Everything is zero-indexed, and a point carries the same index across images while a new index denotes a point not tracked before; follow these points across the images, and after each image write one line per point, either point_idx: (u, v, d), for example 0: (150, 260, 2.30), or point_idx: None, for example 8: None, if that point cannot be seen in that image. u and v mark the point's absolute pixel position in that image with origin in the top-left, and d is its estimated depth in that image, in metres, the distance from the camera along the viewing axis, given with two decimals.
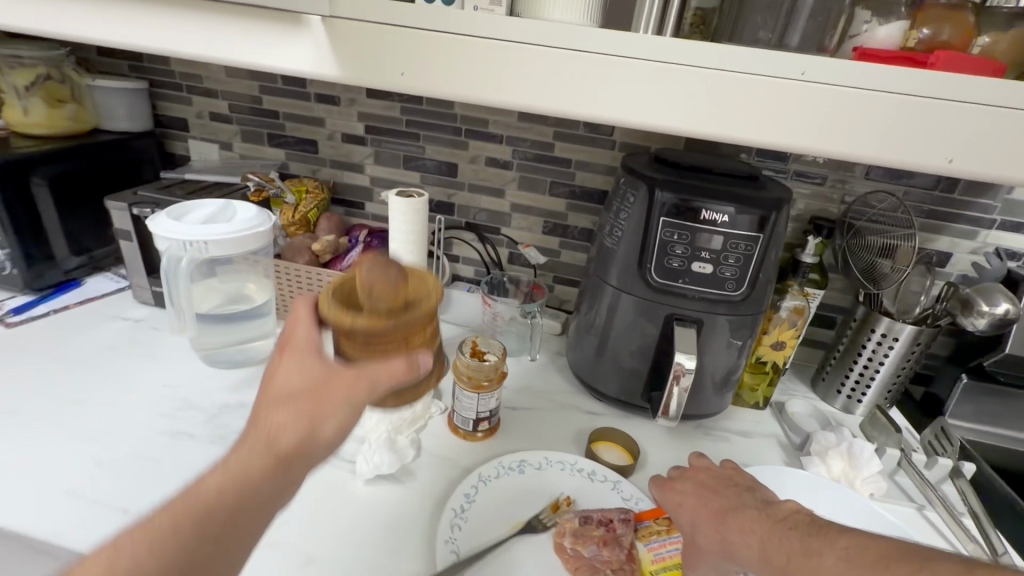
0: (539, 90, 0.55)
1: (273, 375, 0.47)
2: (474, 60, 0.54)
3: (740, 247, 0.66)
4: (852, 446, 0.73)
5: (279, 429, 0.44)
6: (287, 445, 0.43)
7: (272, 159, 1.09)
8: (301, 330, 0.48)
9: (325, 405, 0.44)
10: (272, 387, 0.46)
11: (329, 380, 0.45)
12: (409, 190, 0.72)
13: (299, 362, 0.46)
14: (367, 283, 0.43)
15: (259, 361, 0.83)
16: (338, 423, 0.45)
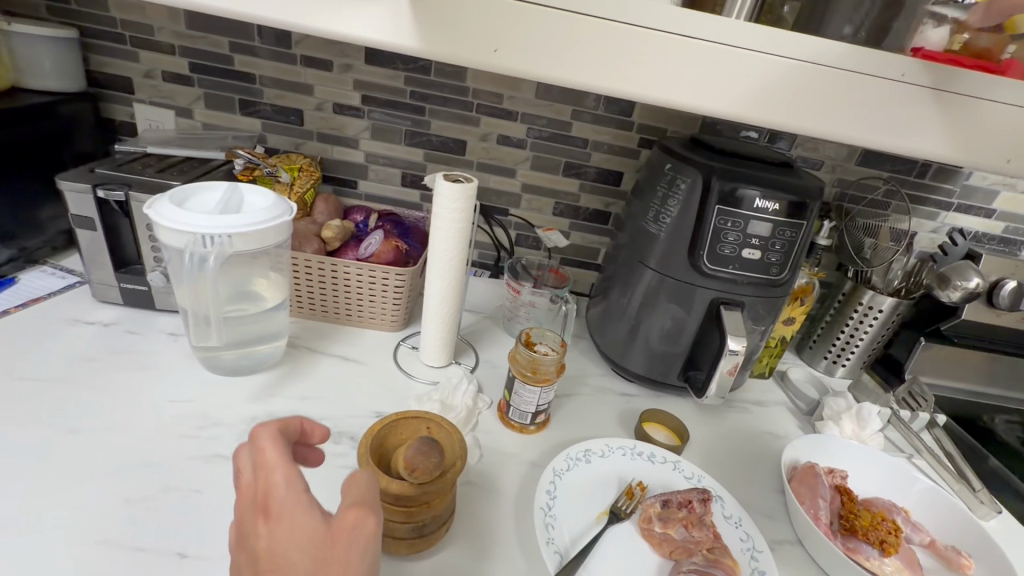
0: (666, 85, 0.51)
1: (252, 556, 0.37)
2: (674, 65, 0.50)
3: (786, 234, 0.70)
4: (861, 408, 0.80)
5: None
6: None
7: (246, 130, 0.95)
8: (277, 483, 0.40)
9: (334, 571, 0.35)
10: (259, 564, 0.37)
11: (324, 542, 0.36)
12: (455, 174, 0.67)
13: (290, 527, 0.37)
14: (411, 461, 0.47)
15: (273, 364, 0.74)
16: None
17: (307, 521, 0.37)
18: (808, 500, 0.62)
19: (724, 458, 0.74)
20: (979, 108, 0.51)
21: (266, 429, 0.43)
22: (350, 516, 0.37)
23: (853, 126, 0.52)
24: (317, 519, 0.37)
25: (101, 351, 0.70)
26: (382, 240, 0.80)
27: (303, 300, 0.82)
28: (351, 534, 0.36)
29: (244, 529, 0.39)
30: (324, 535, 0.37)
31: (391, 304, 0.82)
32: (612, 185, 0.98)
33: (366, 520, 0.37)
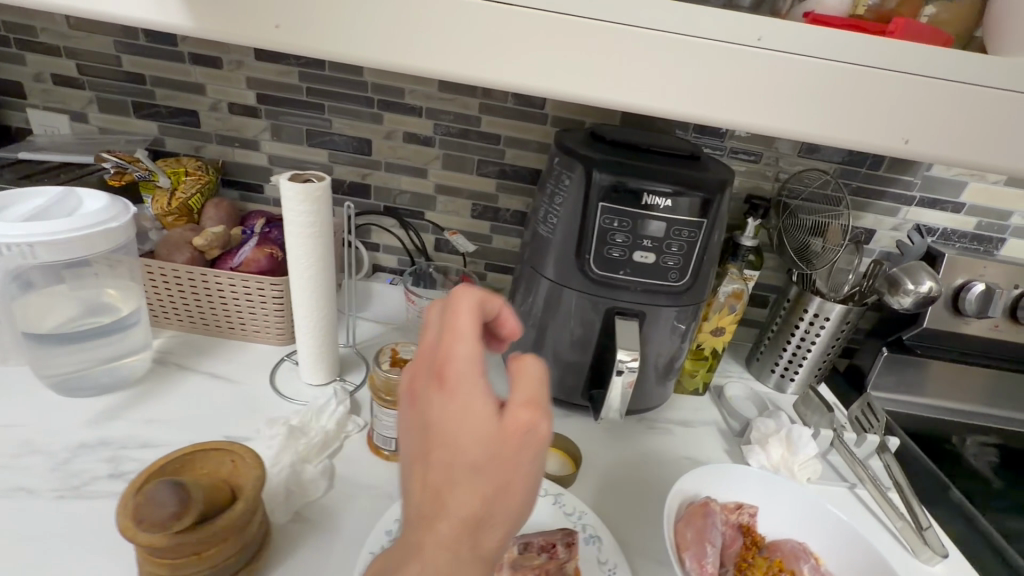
0: (491, 62, 0.43)
1: (421, 424, 0.33)
2: (478, 34, 0.42)
3: (683, 234, 0.62)
4: (791, 431, 0.70)
5: (455, 516, 0.32)
6: (465, 530, 0.32)
7: (142, 134, 0.90)
8: (455, 352, 0.33)
9: (512, 473, 0.32)
10: (425, 437, 0.33)
11: (503, 441, 0.32)
12: (306, 174, 0.61)
13: (462, 410, 0.32)
14: (159, 498, 0.40)
15: (133, 383, 0.69)
16: (524, 501, 0.33)
17: (479, 406, 0.32)
18: (694, 547, 0.52)
19: (622, 489, 0.65)
20: (896, 82, 0.42)
21: (468, 300, 0.36)
22: (527, 420, 0.32)
23: (787, 119, 0.44)
24: (488, 409, 0.32)
25: None
26: (254, 248, 0.74)
27: (181, 312, 0.76)
28: (523, 441, 0.32)
29: (412, 389, 0.35)
30: (495, 433, 0.32)
31: (272, 315, 0.76)
32: (530, 183, 0.90)
33: (539, 423, 0.32)
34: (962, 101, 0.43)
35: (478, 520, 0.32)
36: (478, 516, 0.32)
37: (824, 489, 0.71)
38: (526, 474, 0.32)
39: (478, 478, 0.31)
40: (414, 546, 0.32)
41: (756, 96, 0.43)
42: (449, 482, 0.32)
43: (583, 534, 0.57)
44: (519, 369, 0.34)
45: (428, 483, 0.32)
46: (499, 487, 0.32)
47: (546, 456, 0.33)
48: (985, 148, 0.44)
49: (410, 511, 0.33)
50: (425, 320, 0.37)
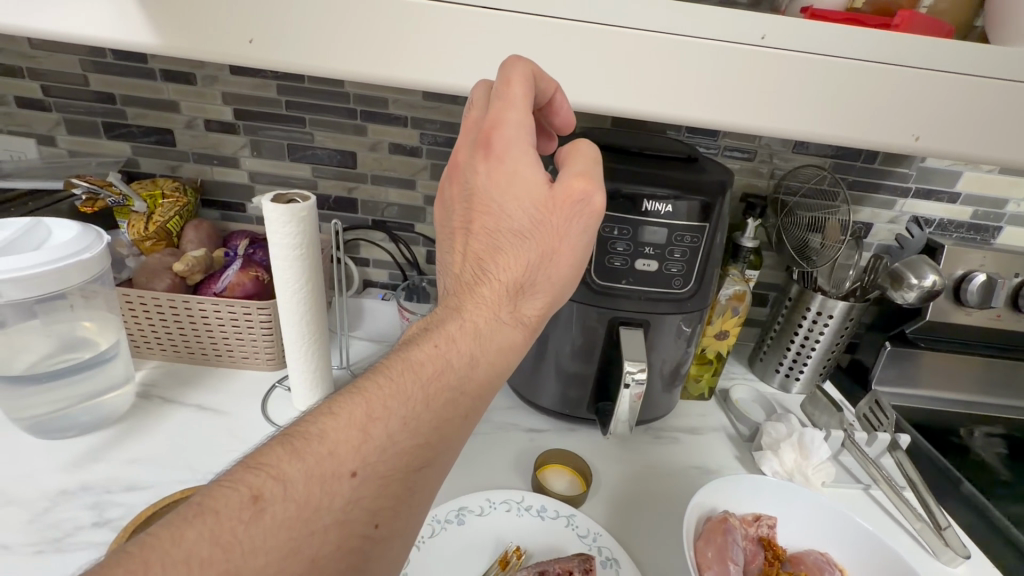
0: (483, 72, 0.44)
1: (469, 190, 0.40)
2: (464, 40, 0.42)
3: (685, 240, 0.60)
4: (803, 435, 0.69)
5: (506, 273, 0.39)
6: (514, 287, 0.39)
7: (113, 155, 0.86)
8: (507, 121, 0.38)
9: (560, 235, 0.39)
10: (474, 201, 0.40)
11: (552, 203, 0.38)
12: (290, 195, 0.58)
13: (520, 173, 0.38)
14: None
15: (117, 420, 0.65)
16: (568, 264, 0.40)
17: (530, 171, 0.39)
18: (715, 566, 0.50)
19: (634, 505, 0.63)
20: (899, 77, 0.41)
21: (519, 67, 0.39)
22: (581, 188, 0.38)
23: (797, 119, 0.43)
24: (540, 176, 0.39)
25: None
26: (239, 270, 0.70)
27: (165, 342, 0.73)
28: (579, 201, 0.38)
29: (461, 162, 0.41)
30: (547, 197, 0.38)
31: (261, 341, 0.72)
32: None
33: (592, 192, 0.38)
34: (968, 96, 0.42)
35: (523, 280, 0.39)
36: (525, 274, 0.39)
37: (839, 492, 0.70)
38: (576, 235, 0.39)
39: (526, 237, 0.39)
40: (461, 296, 0.39)
41: (765, 95, 0.43)
42: (499, 237, 0.39)
43: (600, 557, 0.54)
44: (575, 151, 0.41)
45: (483, 240, 0.39)
46: (550, 243, 0.39)
47: (596, 223, 0.39)
48: (989, 142, 0.44)
49: (456, 274, 0.40)
50: (470, 100, 0.41)
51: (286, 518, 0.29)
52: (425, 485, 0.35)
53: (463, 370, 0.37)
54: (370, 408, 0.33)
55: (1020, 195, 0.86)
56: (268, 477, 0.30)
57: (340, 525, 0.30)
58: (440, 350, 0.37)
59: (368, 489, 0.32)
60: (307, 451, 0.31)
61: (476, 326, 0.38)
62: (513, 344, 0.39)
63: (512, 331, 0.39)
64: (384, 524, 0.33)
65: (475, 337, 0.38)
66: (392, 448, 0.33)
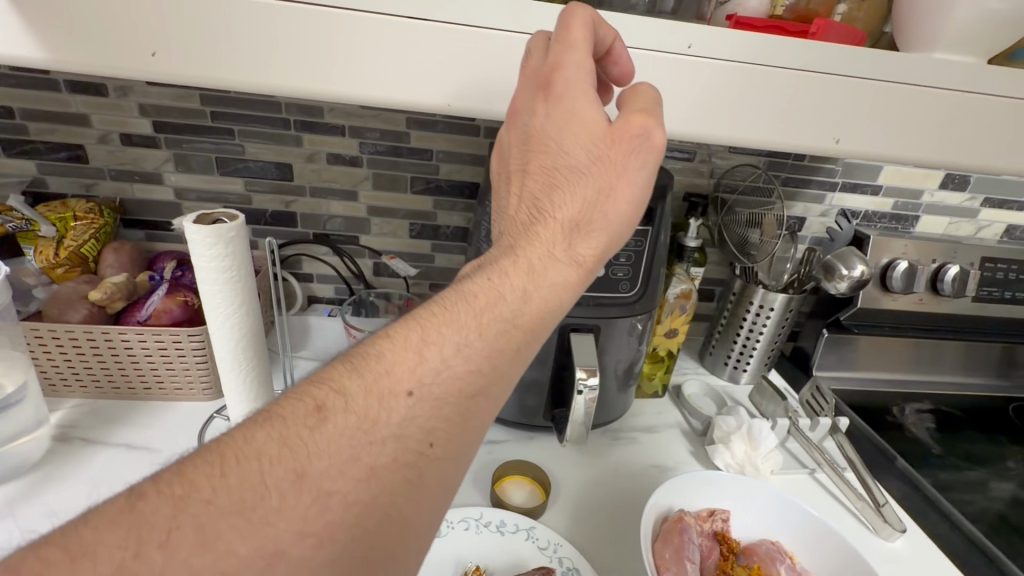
0: (418, 85, 0.43)
1: (526, 129, 0.37)
2: (392, 50, 0.41)
3: (630, 244, 0.61)
4: (751, 427, 0.71)
5: (562, 210, 0.36)
6: (571, 224, 0.36)
7: (16, 174, 0.78)
8: (569, 58, 0.36)
9: (618, 171, 0.36)
10: (531, 139, 0.37)
11: (613, 138, 0.35)
12: (215, 214, 0.54)
13: (579, 108, 0.36)
14: None
15: (33, 466, 0.60)
16: (628, 201, 0.37)
17: (590, 108, 0.36)
18: (674, 567, 0.51)
19: (594, 511, 0.63)
20: (820, 83, 0.43)
21: (580, 10, 0.37)
22: (640, 123, 0.35)
23: (727, 124, 0.44)
24: (601, 112, 0.36)
25: None
26: (165, 295, 0.65)
27: (85, 377, 0.67)
28: (640, 135, 0.35)
29: (517, 103, 0.38)
30: (607, 132, 0.35)
31: (195, 370, 0.67)
32: (468, 198, 0.87)
33: (653, 128, 0.36)
34: (878, 99, 0.44)
35: (581, 217, 0.36)
36: (584, 211, 0.36)
37: (787, 478, 0.73)
38: (635, 171, 0.36)
39: (584, 172, 0.36)
40: (516, 235, 0.36)
41: (696, 102, 0.43)
42: (557, 173, 0.36)
43: (561, 568, 0.54)
44: (637, 91, 0.38)
45: (537, 178, 0.37)
46: (608, 179, 0.35)
47: (656, 161, 0.36)
48: (906, 142, 0.46)
49: (510, 215, 0.37)
50: (527, 46, 0.39)
51: (346, 429, 0.28)
52: (482, 413, 0.33)
53: (519, 305, 0.34)
54: (425, 333, 0.32)
55: (934, 185, 0.93)
56: (329, 390, 0.30)
57: (397, 441, 0.29)
58: (495, 283, 0.34)
59: (423, 412, 0.30)
60: (366, 370, 0.31)
61: (533, 264, 0.35)
62: (570, 285, 0.36)
63: (570, 273, 0.36)
64: (441, 446, 0.31)
65: (530, 274, 0.35)
66: (447, 372, 0.31)
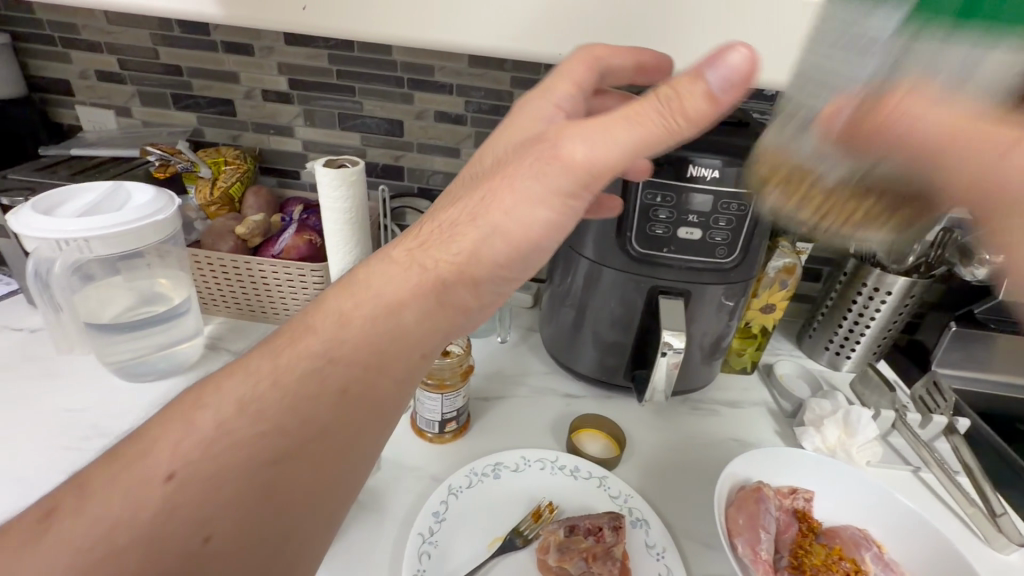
0: (528, 35, 0.44)
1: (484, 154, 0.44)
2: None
3: (732, 208, 0.58)
4: (849, 413, 0.67)
5: (436, 228, 0.39)
6: (437, 239, 0.39)
7: (182, 125, 0.92)
8: (530, 100, 0.43)
9: (507, 181, 0.37)
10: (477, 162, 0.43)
11: (523, 149, 0.38)
12: (340, 160, 0.60)
13: (508, 133, 0.42)
14: None
15: (190, 366, 0.72)
16: (499, 220, 0.37)
17: (525, 135, 0.40)
18: (746, 533, 0.50)
19: (667, 473, 0.63)
20: None
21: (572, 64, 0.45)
22: (553, 136, 0.36)
23: None
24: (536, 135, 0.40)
25: (17, 360, 0.70)
26: (293, 234, 0.75)
27: (229, 299, 0.78)
28: (550, 143, 0.36)
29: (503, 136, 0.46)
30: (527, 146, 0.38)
31: (314, 301, 0.76)
32: None
33: (573, 143, 0.35)
34: None
35: (447, 232, 0.38)
36: (447, 228, 0.38)
37: (886, 472, 0.68)
38: (522, 180, 0.36)
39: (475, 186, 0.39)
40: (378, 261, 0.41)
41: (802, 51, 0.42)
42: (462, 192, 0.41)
43: (630, 517, 0.56)
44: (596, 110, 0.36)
45: (466, 186, 0.41)
46: (492, 187, 0.37)
47: (557, 175, 0.35)
48: None
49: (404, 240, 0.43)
50: None
51: (66, 536, 0.30)
52: (277, 488, 0.34)
53: (334, 328, 0.37)
54: (199, 396, 0.35)
55: None
56: (66, 495, 0.32)
57: (147, 542, 0.30)
58: (311, 320, 0.38)
59: (183, 494, 0.32)
60: (118, 462, 0.33)
61: (357, 289, 0.38)
62: (394, 305, 0.37)
63: (411, 302, 0.38)
64: (217, 539, 0.32)
65: (353, 297, 0.38)
66: (212, 443, 0.33)
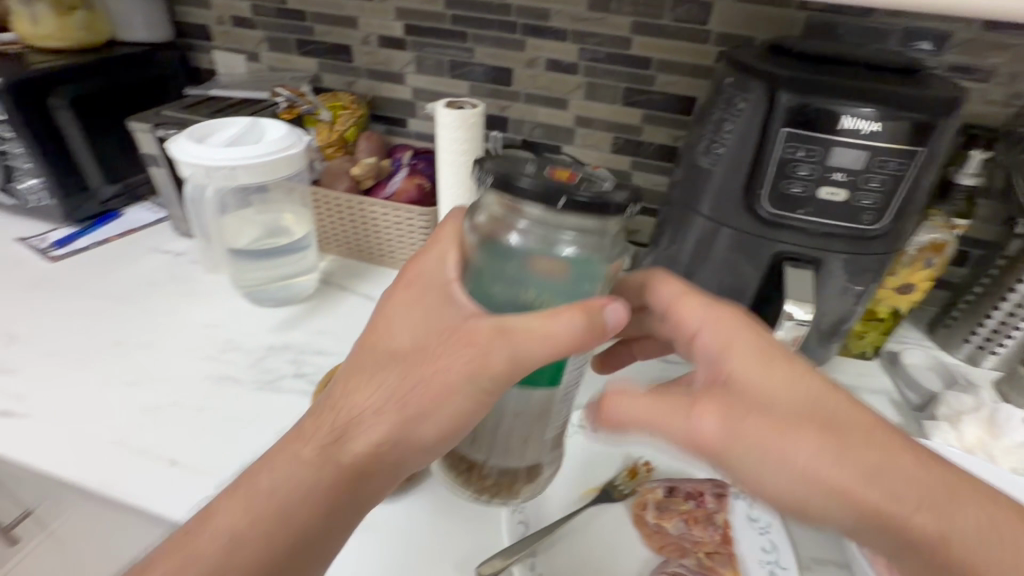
0: None
1: (377, 312, 0.46)
2: None
3: (889, 167, 0.52)
4: (995, 411, 0.60)
5: (360, 407, 0.43)
6: (349, 424, 0.42)
7: (303, 71, 0.96)
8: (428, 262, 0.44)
9: (442, 374, 0.40)
10: (374, 324, 0.45)
11: (452, 345, 0.40)
12: (459, 102, 0.61)
13: (400, 317, 0.44)
14: None
15: (304, 298, 0.77)
16: (447, 406, 0.40)
17: (440, 314, 0.42)
18: None
19: None
20: None
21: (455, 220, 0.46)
22: (483, 336, 0.39)
23: None
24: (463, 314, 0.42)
25: (164, 278, 0.78)
26: (405, 178, 0.78)
27: (341, 239, 0.83)
28: (482, 347, 0.39)
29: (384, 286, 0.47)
30: (456, 334, 0.40)
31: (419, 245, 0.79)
32: (681, 114, 0.81)
33: (498, 351, 0.38)
34: None
35: (372, 413, 0.42)
36: (375, 409, 0.42)
37: None
38: (454, 370, 0.40)
39: (405, 360, 0.42)
40: (303, 429, 0.44)
41: None
42: (391, 359, 0.43)
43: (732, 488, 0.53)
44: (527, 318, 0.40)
45: (384, 356, 0.43)
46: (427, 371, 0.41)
47: (488, 383, 0.39)
48: None
49: (318, 404, 0.46)
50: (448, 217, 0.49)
51: None
52: None
53: (276, 496, 0.41)
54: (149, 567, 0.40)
55: None
56: None
57: None
58: (252, 486, 0.42)
59: None
60: None
61: (287, 465, 0.42)
62: (326, 479, 0.42)
63: (348, 480, 0.42)
64: None
65: (288, 473, 0.42)
66: None
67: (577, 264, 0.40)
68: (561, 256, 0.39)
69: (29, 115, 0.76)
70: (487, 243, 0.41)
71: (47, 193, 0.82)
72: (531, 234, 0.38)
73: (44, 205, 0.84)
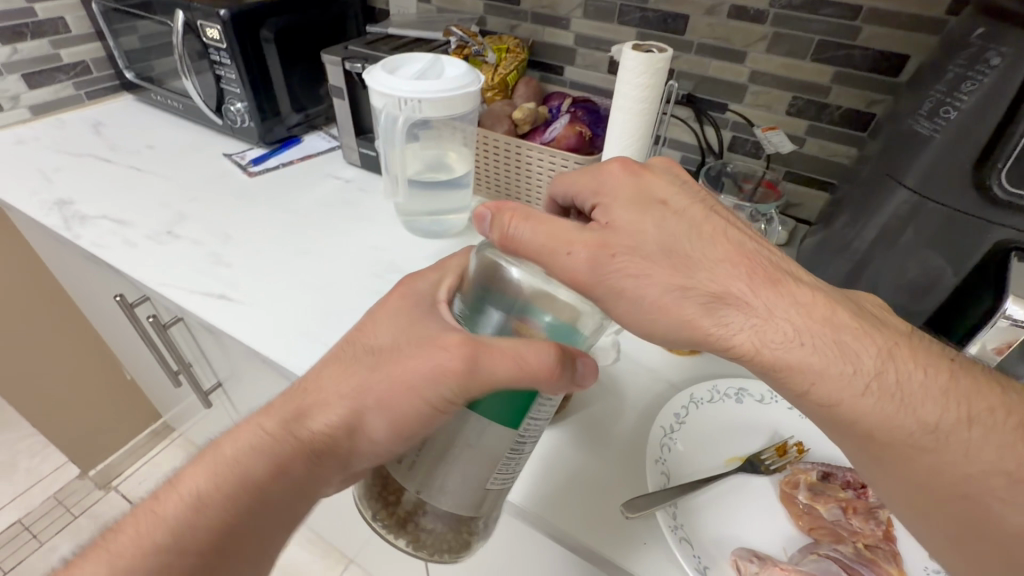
0: None
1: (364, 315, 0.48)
2: None
3: None
4: None
5: (324, 393, 0.43)
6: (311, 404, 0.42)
7: (469, 13, 0.98)
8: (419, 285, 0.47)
9: (404, 372, 0.40)
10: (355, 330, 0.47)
11: (422, 346, 0.40)
12: (648, 45, 0.58)
13: (390, 319, 0.45)
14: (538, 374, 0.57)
15: (454, 233, 0.82)
16: (404, 398, 0.40)
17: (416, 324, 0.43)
18: None
19: None
20: None
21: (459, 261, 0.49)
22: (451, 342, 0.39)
23: None
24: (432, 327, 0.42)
25: (338, 201, 0.87)
26: (566, 124, 0.77)
27: (493, 182, 0.86)
28: (446, 352, 0.38)
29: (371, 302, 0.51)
30: (426, 340, 0.41)
31: None
32: (885, 73, 0.71)
33: (467, 356, 0.37)
34: None
35: (337, 402, 0.42)
36: (342, 397, 0.42)
37: None
38: (413, 370, 0.40)
39: (373, 357, 0.43)
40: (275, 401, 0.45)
41: None
42: (361, 352, 0.44)
43: None
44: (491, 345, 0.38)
45: (352, 356, 0.44)
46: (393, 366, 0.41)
47: (447, 384, 0.38)
48: None
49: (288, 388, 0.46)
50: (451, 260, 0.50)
51: None
52: None
53: (240, 456, 0.41)
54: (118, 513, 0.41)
55: None
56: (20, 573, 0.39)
57: None
58: (222, 443, 0.43)
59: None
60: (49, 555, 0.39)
61: (254, 427, 0.42)
62: (283, 449, 0.41)
63: (299, 456, 0.41)
64: None
65: (251, 438, 0.42)
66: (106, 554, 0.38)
67: (564, 329, 0.42)
68: (547, 318, 0.42)
69: (243, 44, 0.86)
70: (485, 286, 0.44)
71: (248, 116, 0.94)
72: (527, 281, 0.42)
73: (245, 127, 0.96)
